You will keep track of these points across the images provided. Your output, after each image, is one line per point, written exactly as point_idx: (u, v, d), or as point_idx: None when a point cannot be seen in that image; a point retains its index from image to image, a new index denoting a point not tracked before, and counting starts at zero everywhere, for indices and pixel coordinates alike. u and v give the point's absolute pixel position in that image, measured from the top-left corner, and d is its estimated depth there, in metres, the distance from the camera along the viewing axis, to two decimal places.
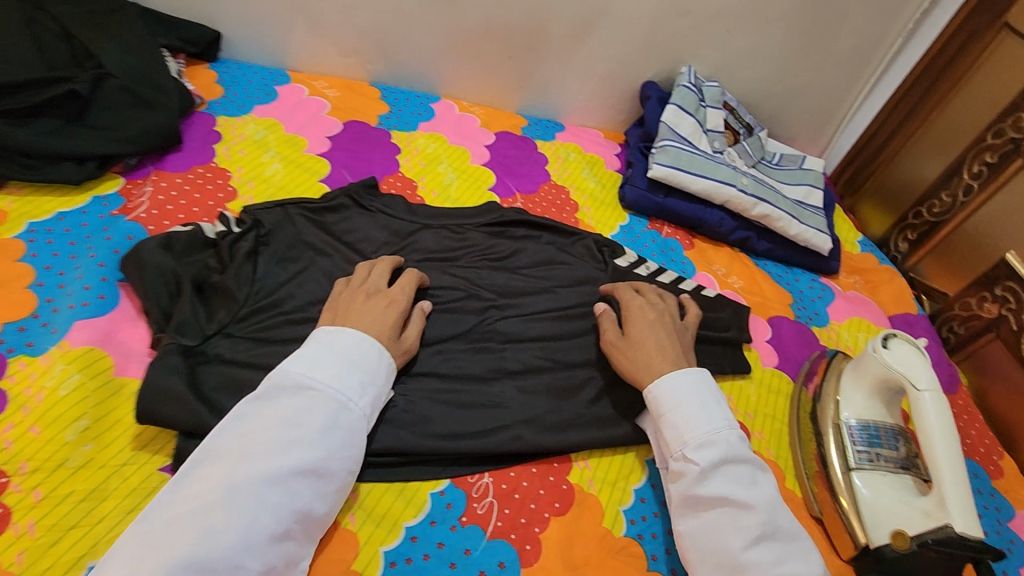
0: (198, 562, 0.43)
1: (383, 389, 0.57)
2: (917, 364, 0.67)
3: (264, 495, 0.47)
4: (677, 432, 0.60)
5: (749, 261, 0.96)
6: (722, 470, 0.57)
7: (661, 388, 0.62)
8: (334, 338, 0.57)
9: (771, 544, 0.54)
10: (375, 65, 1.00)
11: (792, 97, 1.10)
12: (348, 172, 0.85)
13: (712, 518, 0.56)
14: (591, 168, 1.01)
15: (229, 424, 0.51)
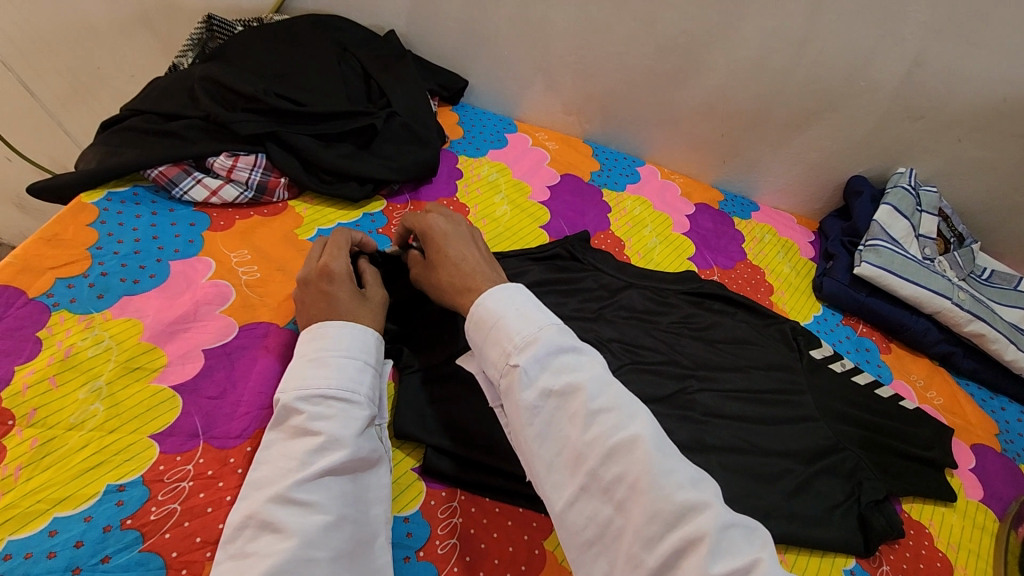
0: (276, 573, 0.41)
1: (372, 363, 0.55)
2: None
3: (303, 498, 0.45)
4: (498, 348, 0.52)
5: (951, 379, 0.91)
6: (552, 366, 0.50)
7: (478, 303, 0.55)
8: (326, 337, 0.55)
9: (611, 415, 0.47)
10: (593, 125, 1.08)
11: (1017, 213, 1.03)
12: (565, 223, 0.91)
13: (549, 416, 0.48)
14: (785, 253, 1.01)
15: (259, 455, 0.49)
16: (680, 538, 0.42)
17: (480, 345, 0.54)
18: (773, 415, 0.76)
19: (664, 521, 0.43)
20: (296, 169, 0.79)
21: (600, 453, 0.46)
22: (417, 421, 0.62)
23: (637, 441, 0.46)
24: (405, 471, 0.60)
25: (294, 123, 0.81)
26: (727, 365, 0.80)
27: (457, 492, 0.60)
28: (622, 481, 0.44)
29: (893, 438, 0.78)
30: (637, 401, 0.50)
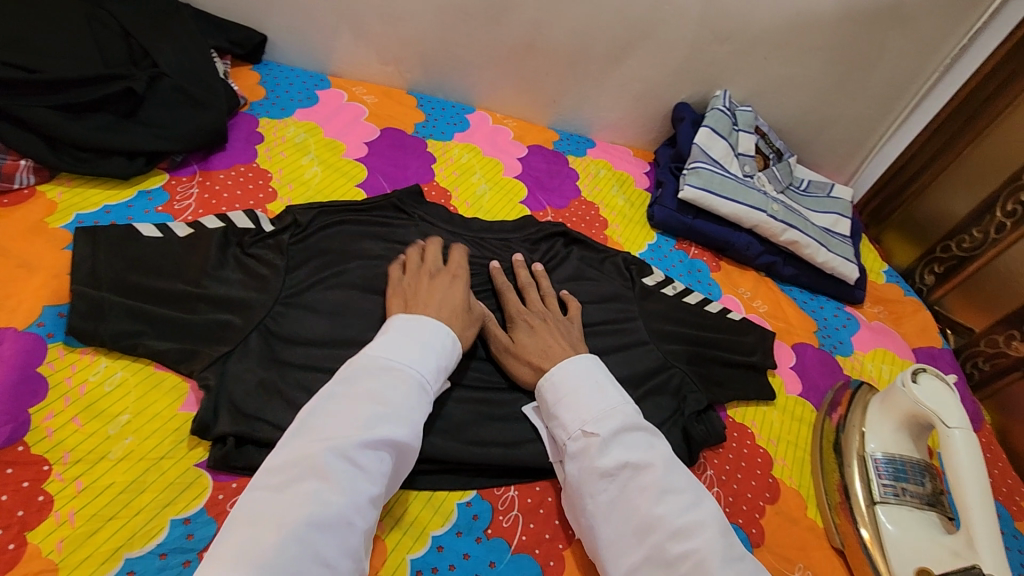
0: (315, 522, 0.44)
1: (449, 362, 0.59)
2: (944, 402, 0.65)
3: (361, 459, 0.48)
4: (574, 414, 0.58)
5: (775, 287, 0.96)
6: (622, 440, 0.55)
7: (553, 373, 0.61)
8: (409, 324, 0.58)
9: (678, 496, 0.51)
10: (415, 75, 1.02)
11: (824, 125, 1.10)
12: (384, 178, 0.86)
13: (620, 486, 0.53)
14: (620, 185, 1.02)
15: (320, 400, 0.51)
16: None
17: (558, 411, 0.59)
18: (602, 345, 0.76)
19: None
20: (38, 147, 0.68)
21: (669, 530, 0.49)
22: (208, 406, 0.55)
23: (700, 526, 0.49)
24: (187, 468, 0.53)
25: (26, 94, 0.69)
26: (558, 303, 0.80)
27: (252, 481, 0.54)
28: (688, 558, 0.48)
29: (721, 349, 0.82)
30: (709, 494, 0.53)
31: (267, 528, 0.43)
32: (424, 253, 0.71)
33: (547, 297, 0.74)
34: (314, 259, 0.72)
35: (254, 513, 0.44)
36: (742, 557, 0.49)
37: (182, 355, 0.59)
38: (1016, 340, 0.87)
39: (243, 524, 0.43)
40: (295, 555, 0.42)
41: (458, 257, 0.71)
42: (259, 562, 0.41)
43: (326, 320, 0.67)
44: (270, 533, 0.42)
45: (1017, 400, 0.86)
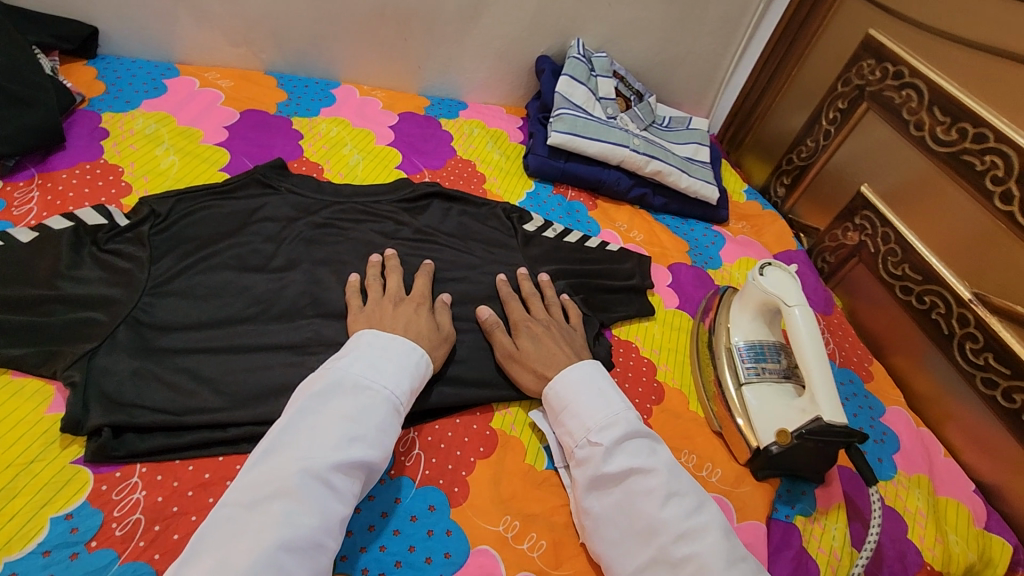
0: (288, 542, 0.45)
1: (420, 378, 0.60)
2: (785, 288, 0.74)
3: (332, 481, 0.49)
4: (580, 421, 0.61)
5: (648, 216, 1.03)
6: (626, 447, 0.58)
7: (561, 380, 0.64)
8: (381, 340, 0.60)
9: (683, 500, 0.54)
10: (270, 54, 1.00)
11: (676, 64, 1.18)
12: (249, 159, 0.84)
13: (624, 492, 0.56)
14: (494, 141, 1.06)
15: (296, 418, 0.52)
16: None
17: (563, 417, 0.62)
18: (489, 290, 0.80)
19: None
20: None
21: (673, 534, 0.52)
22: (76, 402, 0.54)
23: (705, 528, 0.52)
24: (62, 467, 0.52)
25: None
26: (442, 258, 0.82)
27: (137, 466, 0.53)
28: (691, 559, 0.50)
29: (601, 278, 0.88)
30: (705, 497, 0.57)
31: (233, 548, 0.44)
32: (385, 280, 0.72)
33: (546, 305, 0.77)
34: (180, 247, 0.70)
35: (223, 534, 0.45)
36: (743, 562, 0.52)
37: (42, 357, 0.57)
38: (850, 230, 0.98)
39: (213, 544, 0.44)
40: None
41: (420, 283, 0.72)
42: None
43: (200, 303, 0.66)
44: (242, 551, 0.44)
45: (858, 283, 0.98)
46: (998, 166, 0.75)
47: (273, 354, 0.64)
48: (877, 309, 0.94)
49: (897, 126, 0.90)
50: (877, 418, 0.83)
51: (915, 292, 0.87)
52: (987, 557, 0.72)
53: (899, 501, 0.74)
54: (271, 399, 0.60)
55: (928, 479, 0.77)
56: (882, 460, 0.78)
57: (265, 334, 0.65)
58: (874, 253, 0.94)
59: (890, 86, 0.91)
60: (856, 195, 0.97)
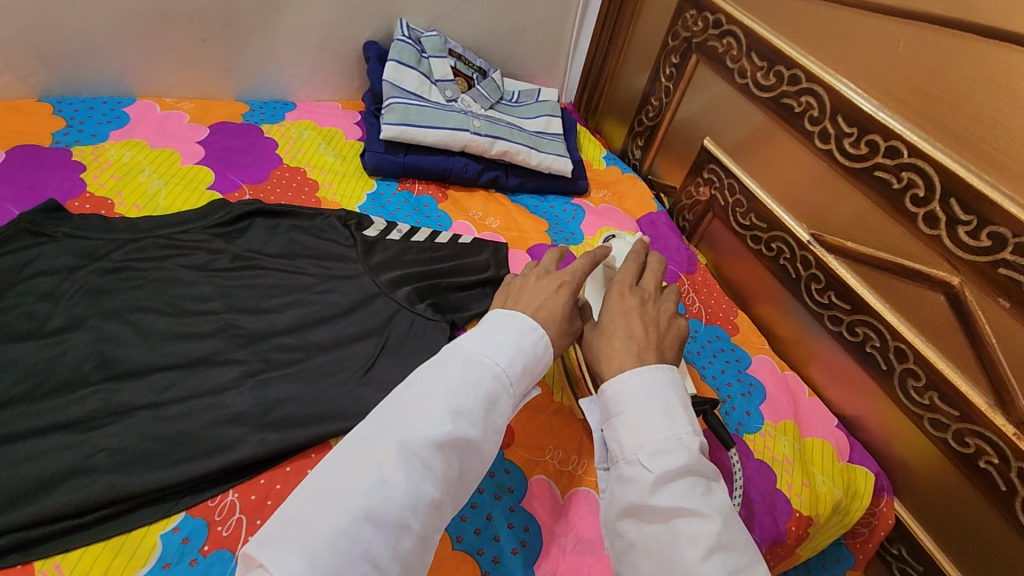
0: (373, 515, 0.39)
1: (540, 360, 0.53)
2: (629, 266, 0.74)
3: (433, 460, 0.42)
4: (634, 435, 0.48)
5: (504, 200, 0.98)
6: (681, 481, 0.45)
7: (626, 381, 0.51)
8: (501, 317, 0.54)
9: (729, 561, 0.42)
10: (39, 76, 0.86)
11: (517, 35, 1.12)
12: (15, 205, 0.72)
13: (665, 531, 0.44)
14: (328, 142, 0.97)
15: (404, 389, 0.47)
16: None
17: (613, 418, 0.50)
18: (324, 311, 0.72)
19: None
20: None
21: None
22: None
23: None
24: None
25: None
26: (267, 284, 0.74)
27: None
28: None
29: (452, 276, 0.82)
30: (761, 566, 0.44)
31: (317, 515, 0.39)
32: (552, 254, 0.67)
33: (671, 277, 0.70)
34: None
35: (306, 501, 0.40)
36: None
37: None
38: (701, 185, 0.98)
39: (295, 510, 0.40)
40: (342, 555, 0.37)
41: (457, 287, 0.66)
42: (305, 549, 0.37)
43: None
44: (323, 521, 0.38)
45: (717, 237, 0.97)
46: (813, 106, 0.76)
47: (47, 438, 0.54)
48: (737, 261, 0.95)
49: (725, 75, 0.89)
50: (744, 371, 0.84)
51: (763, 240, 0.87)
52: (852, 490, 0.74)
53: (768, 452, 0.74)
54: (44, 494, 0.51)
55: (795, 424, 0.78)
56: (752, 415, 0.78)
57: (37, 416, 0.55)
58: (724, 206, 0.94)
59: (712, 36, 0.90)
60: (702, 149, 0.97)
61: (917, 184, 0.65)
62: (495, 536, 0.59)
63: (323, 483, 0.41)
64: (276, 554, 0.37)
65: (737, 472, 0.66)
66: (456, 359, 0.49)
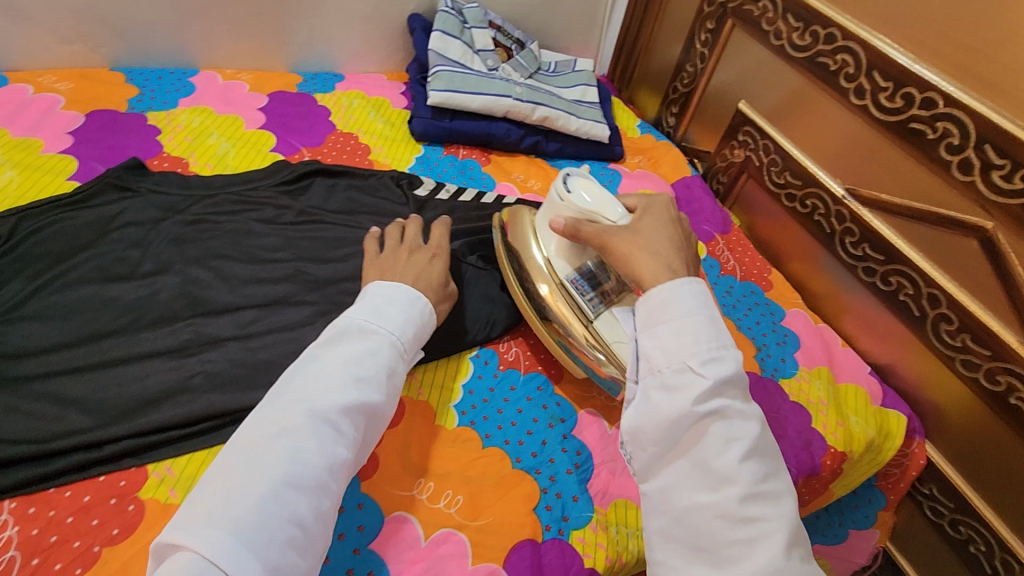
0: (292, 478, 0.44)
1: (422, 331, 0.59)
2: (601, 197, 0.65)
3: (341, 424, 0.48)
4: (679, 343, 0.50)
5: (544, 164, 1.02)
6: (725, 390, 0.49)
7: (678, 289, 0.53)
8: (386, 289, 0.59)
9: (758, 461, 0.47)
10: (110, 47, 0.92)
11: (553, 7, 1.16)
12: (101, 163, 0.78)
13: (704, 432, 0.48)
14: (377, 110, 1.02)
15: (301, 367, 0.52)
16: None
17: (659, 328, 0.52)
18: None
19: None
20: None
21: (747, 490, 0.45)
22: None
23: (778, 496, 0.47)
24: None
25: None
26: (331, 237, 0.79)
27: (5, 503, 0.49)
28: (762, 521, 0.45)
29: None
30: (779, 468, 0.49)
31: (238, 482, 0.44)
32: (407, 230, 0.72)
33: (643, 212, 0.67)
34: (29, 268, 0.65)
35: (228, 469, 0.45)
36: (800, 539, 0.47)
37: None
38: (736, 148, 1.01)
39: (217, 479, 0.44)
40: (267, 515, 0.42)
41: (438, 234, 0.72)
42: (235, 513, 0.42)
43: (58, 323, 0.61)
44: (246, 492, 0.43)
45: (752, 198, 1.01)
46: (849, 63, 0.78)
47: (149, 362, 0.60)
48: (771, 220, 0.98)
49: (760, 38, 0.92)
50: (779, 322, 0.87)
51: (798, 197, 0.90)
52: (885, 430, 0.78)
53: (803, 395, 0.78)
54: (153, 408, 0.57)
55: (828, 370, 0.82)
56: (788, 361, 0.82)
57: (138, 343, 0.61)
58: (759, 167, 0.97)
59: (748, 0, 0.93)
60: (737, 112, 1.00)
61: (953, 133, 0.68)
62: (550, 458, 0.64)
63: (245, 453, 0.46)
64: (199, 532, 0.41)
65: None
66: (339, 340, 0.53)
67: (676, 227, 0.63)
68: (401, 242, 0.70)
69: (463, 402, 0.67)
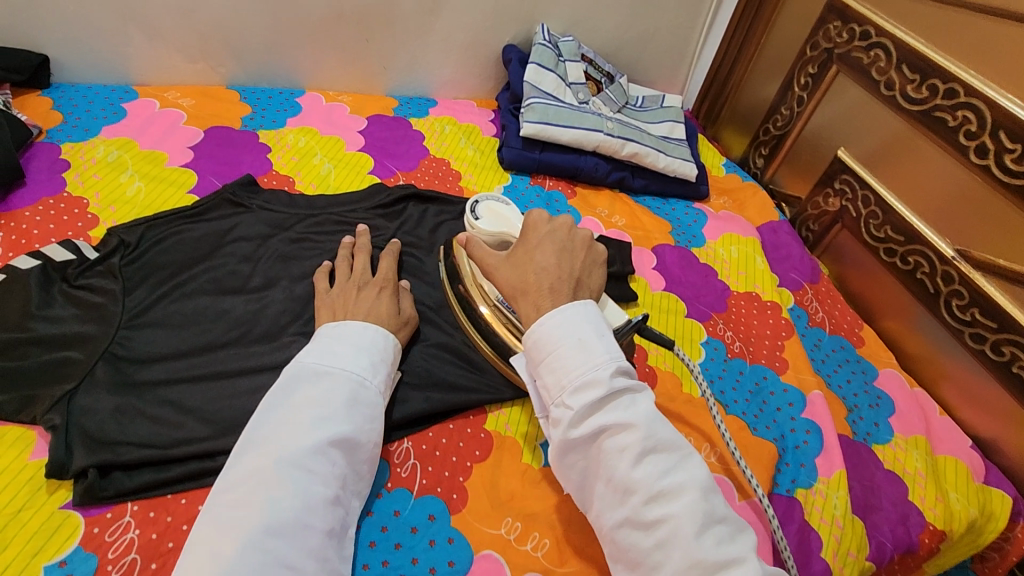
0: (272, 526, 0.45)
1: (389, 363, 0.60)
2: (504, 220, 0.73)
3: (312, 466, 0.50)
4: (556, 377, 0.52)
5: (629, 200, 1.02)
6: (605, 406, 0.50)
7: (537, 326, 0.53)
8: (336, 329, 0.60)
9: (659, 460, 0.48)
10: (228, 67, 0.98)
11: (645, 42, 1.16)
12: (217, 178, 0.83)
13: (598, 454, 0.50)
14: (468, 137, 1.04)
15: (264, 416, 0.53)
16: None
17: (538, 366, 0.53)
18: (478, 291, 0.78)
19: (701, 568, 0.44)
20: None
21: (646, 495, 0.47)
22: (63, 447, 0.53)
23: (684, 489, 0.47)
24: (52, 512, 0.51)
25: None
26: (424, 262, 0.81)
27: (128, 505, 0.52)
28: (665, 522, 0.46)
29: None
30: (687, 454, 0.50)
31: (221, 536, 0.45)
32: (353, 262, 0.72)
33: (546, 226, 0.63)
34: (153, 275, 0.69)
35: (206, 530, 0.46)
36: (727, 528, 0.47)
37: (23, 406, 0.55)
38: (831, 196, 0.98)
39: (201, 537, 0.45)
40: (253, 559, 0.44)
41: (386, 268, 0.72)
42: (217, 565, 0.43)
43: (176, 331, 0.64)
44: (222, 543, 0.44)
45: (845, 248, 0.97)
46: (970, 121, 0.75)
47: (257, 376, 0.63)
48: (864, 273, 0.94)
49: (868, 87, 0.90)
50: (871, 383, 0.83)
51: (899, 253, 0.87)
52: (988, 510, 0.73)
53: (898, 464, 0.74)
54: None
55: (926, 440, 0.78)
56: (880, 425, 0.78)
57: (248, 357, 0.64)
58: (855, 218, 0.94)
59: (858, 47, 0.91)
60: (834, 160, 0.97)
61: None
62: None
63: (225, 509, 0.47)
64: None
65: (772, 520, 0.58)
66: (294, 383, 0.55)
67: (551, 249, 0.60)
68: (351, 275, 0.71)
69: (549, 442, 0.66)
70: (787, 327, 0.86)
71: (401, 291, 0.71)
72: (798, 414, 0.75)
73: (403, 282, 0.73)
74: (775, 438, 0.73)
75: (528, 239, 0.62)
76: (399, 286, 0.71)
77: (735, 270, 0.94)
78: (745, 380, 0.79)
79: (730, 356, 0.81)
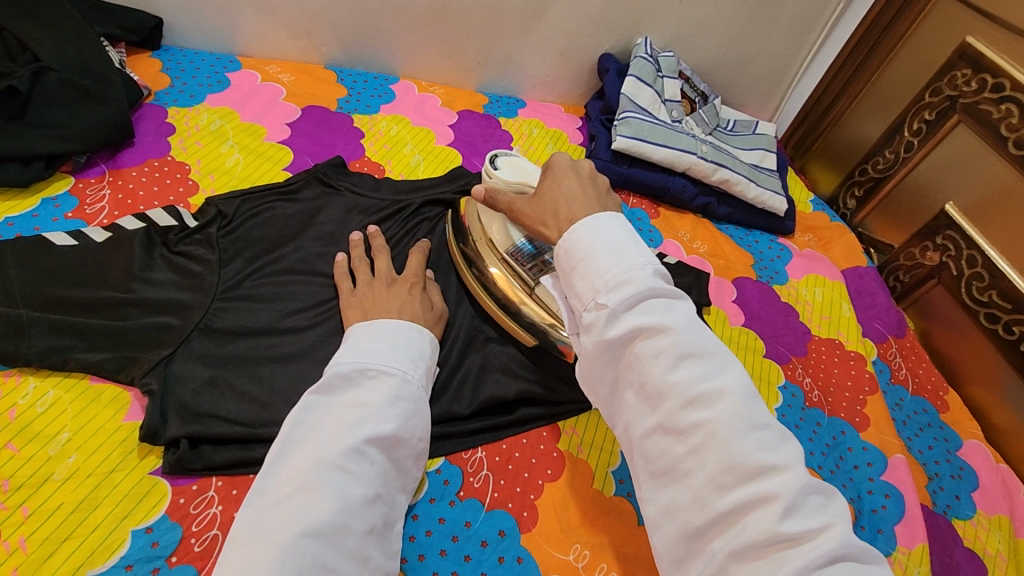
0: (310, 529, 0.44)
1: (428, 361, 0.59)
2: (525, 171, 0.70)
3: (349, 466, 0.48)
4: (588, 282, 0.48)
5: (712, 227, 0.99)
6: (641, 307, 0.45)
7: (572, 234, 0.50)
8: (373, 327, 0.58)
9: (696, 363, 0.43)
10: (328, 47, 0.98)
11: (744, 65, 1.12)
12: (312, 158, 0.83)
13: (630, 357, 0.45)
14: (554, 143, 1.02)
15: (299, 417, 0.51)
16: (753, 488, 0.38)
17: (569, 275, 0.50)
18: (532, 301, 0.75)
19: (738, 473, 0.39)
20: None
21: (681, 397, 0.42)
22: (160, 412, 0.54)
23: (722, 394, 0.42)
24: (142, 477, 0.51)
25: None
26: None
27: (213, 479, 0.53)
28: (701, 425, 0.41)
29: None
30: (733, 364, 0.44)
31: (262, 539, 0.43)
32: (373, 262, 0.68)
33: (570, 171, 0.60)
34: (247, 249, 0.69)
35: (245, 531, 0.44)
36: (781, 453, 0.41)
37: (121, 367, 0.56)
38: (930, 250, 0.94)
39: (240, 538, 0.44)
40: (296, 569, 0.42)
41: (413, 262, 0.69)
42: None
43: (265, 309, 0.64)
44: (262, 551, 0.42)
45: (935, 305, 0.93)
46: None
47: None
48: (956, 335, 0.90)
49: (992, 142, 0.85)
50: (954, 452, 0.79)
51: (1003, 320, 0.82)
52: None
53: (979, 543, 0.70)
54: None
55: (1010, 521, 0.73)
56: (963, 498, 0.74)
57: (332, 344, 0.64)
58: (955, 276, 0.90)
59: (987, 99, 0.86)
60: (940, 213, 0.93)
61: None
62: None
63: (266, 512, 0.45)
64: None
65: None
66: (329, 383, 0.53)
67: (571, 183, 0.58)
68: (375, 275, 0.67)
69: (621, 470, 0.64)
70: (870, 382, 0.82)
71: (429, 285, 0.69)
72: (877, 475, 0.72)
73: (430, 275, 0.71)
74: (851, 498, 0.69)
75: (549, 179, 0.59)
76: (426, 280, 0.69)
77: (818, 314, 0.91)
78: (822, 432, 0.75)
79: (808, 405, 0.78)
